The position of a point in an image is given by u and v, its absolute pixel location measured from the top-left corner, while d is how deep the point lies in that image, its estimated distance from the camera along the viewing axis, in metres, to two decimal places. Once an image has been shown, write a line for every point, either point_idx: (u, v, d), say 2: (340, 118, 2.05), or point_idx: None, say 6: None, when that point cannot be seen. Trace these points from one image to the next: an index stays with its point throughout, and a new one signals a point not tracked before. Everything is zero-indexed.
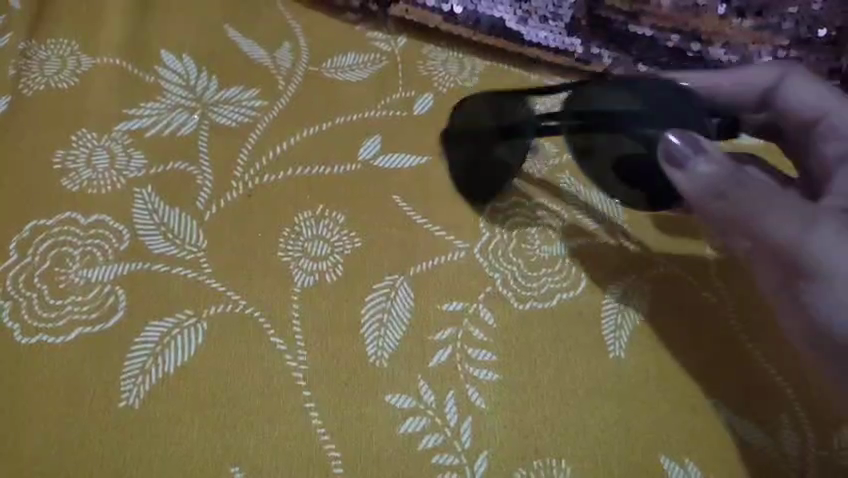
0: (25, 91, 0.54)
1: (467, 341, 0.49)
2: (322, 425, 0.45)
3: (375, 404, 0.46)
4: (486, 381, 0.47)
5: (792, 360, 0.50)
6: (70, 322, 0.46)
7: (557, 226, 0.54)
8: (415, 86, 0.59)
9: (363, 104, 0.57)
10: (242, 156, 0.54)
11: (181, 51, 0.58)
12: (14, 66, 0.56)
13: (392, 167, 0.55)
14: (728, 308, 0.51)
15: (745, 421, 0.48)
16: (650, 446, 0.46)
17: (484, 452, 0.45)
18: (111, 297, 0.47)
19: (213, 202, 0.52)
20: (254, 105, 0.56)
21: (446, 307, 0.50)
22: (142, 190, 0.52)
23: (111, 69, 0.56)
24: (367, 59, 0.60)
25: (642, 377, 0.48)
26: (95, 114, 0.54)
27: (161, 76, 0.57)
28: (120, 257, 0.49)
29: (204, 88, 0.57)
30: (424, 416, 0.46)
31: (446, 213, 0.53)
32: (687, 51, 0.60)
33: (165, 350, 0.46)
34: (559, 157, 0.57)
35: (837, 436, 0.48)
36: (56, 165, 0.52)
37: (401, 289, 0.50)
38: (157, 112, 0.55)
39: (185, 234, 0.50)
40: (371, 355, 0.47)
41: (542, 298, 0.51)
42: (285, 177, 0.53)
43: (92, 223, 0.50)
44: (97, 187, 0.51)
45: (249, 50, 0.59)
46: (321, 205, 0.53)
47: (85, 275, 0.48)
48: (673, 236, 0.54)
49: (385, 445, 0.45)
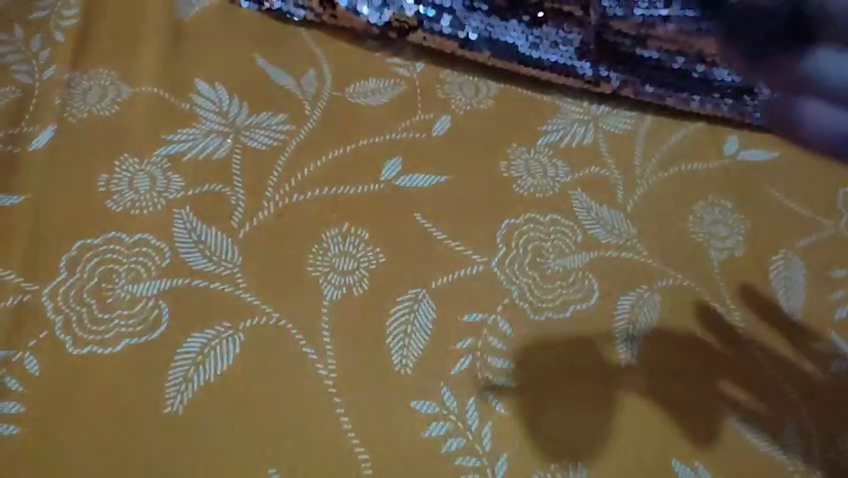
0: (70, 120, 0.58)
1: (486, 350, 0.52)
2: (352, 429, 0.48)
3: (401, 409, 0.49)
4: (506, 387, 0.50)
5: (797, 365, 0.53)
6: (118, 333, 0.50)
7: (570, 241, 0.57)
8: (433, 109, 0.63)
9: (385, 127, 0.61)
10: (273, 178, 0.57)
11: (214, 80, 0.62)
12: (60, 96, 0.60)
13: (413, 187, 0.58)
14: (736, 317, 0.55)
15: (751, 423, 0.51)
16: (662, 449, 0.49)
17: (504, 454, 0.48)
18: (156, 310, 0.51)
19: (246, 221, 0.55)
20: (282, 129, 0.60)
21: (466, 319, 0.53)
22: (181, 211, 0.55)
23: (149, 97, 0.60)
24: (387, 85, 0.63)
25: (652, 384, 0.52)
26: (136, 140, 0.58)
27: (196, 103, 0.60)
28: (162, 274, 0.52)
29: (236, 114, 0.60)
30: (447, 421, 0.49)
31: (464, 230, 0.57)
32: (693, 72, 0.63)
33: (207, 360, 0.49)
34: (569, 175, 0.60)
35: (840, 440, 0.51)
36: (101, 188, 0.55)
37: (423, 301, 0.53)
38: (192, 138, 0.59)
39: (221, 252, 0.54)
40: (396, 363, 0.50)
41: (556, 308, 0.54)
42: (313, 196, 0.57)
43: (135, 242, 0.53)
44: (140, 207, 0.55)
45: (277, 78, 0.62)
46: (347, 223, 0.56)
47: (130, 290, 0.51)
48: (681, 248, 0.58)
49: (411, 447, 0.48)
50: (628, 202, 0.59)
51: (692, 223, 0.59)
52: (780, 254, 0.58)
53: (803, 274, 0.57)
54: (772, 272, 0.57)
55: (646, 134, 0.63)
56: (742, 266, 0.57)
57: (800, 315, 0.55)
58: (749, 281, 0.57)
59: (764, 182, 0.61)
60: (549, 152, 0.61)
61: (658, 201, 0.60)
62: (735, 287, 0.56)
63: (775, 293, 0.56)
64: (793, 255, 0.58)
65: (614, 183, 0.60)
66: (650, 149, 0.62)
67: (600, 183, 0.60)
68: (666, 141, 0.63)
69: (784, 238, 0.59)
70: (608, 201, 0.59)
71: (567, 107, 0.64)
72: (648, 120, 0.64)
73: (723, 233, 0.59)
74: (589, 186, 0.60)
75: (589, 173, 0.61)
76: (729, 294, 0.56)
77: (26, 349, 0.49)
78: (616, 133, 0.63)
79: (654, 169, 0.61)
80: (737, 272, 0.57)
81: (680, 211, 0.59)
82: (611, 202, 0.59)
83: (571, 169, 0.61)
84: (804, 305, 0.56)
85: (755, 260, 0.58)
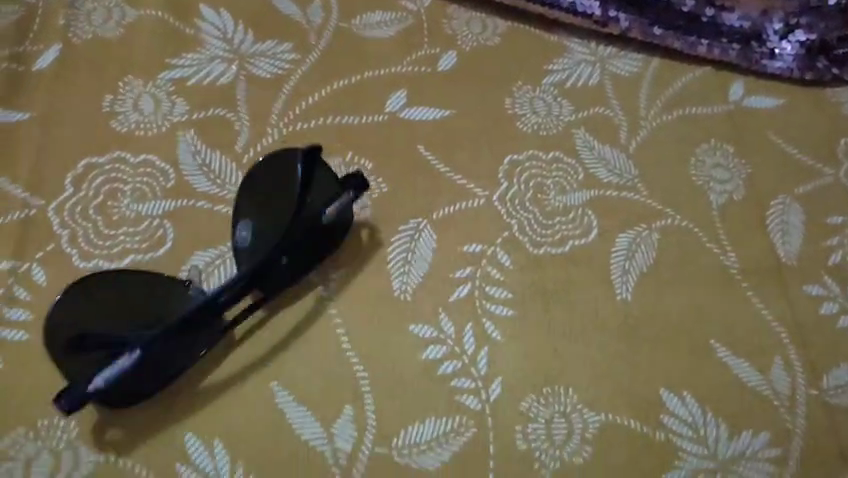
0: (74, 40, 0.58)
1: (484, 280, 0.53)
2: (351, 348, 0.49)
3: (400, 333, 0.50)
4: (502, 316, 0.52)
5: (789, 306, 0.54)
6: (124, 249, 0.51)
7: (571, 178, 0.58)
8: (440, 44, 0.62)
9: (390, 60, 0.61)
10: (277, 105, 0.57)
11: (219, 6, 0.61)
12: (64, 16, 0.59)
13: (418, 119, 0.59)
14: (731, 258, 0.56)
15: (740, 358, 0.52)
16: (651, 379, 0.51)
17: (498, 378, 0.50)
18: (160, 230, 0.51)
19: (251, 146, 0.55)
20: (287, 58, 0.60)
21: (466, 249, 0.54)
22: (186, 135, 0.55)
23: (154, 21, 0.60)
24: (394, 17, 0.63)
25: (645, 319, 0.53)
26: (141, 63, 0.58)
27: (201, 29, 0.60)
28: (167, 195, 0.53)
29: (241, 41, 0.60)
30: (444, 345, 0.50)
31: (466, 164, 0.57)
32: (702, 16, 0.63)
33: (211, 279, 0.51)
34: (573, 114, 0.60)
35: (827, 378, 0.52)
36: (106, 109, 0.55)
37: (424, 231, 0.54)
38: (197, 63, 0.58)
39: (225, 176, 0.54)
40: (396, 288, 0.52)
41: (555, 243, 0.55)
42: (317, 125, 0.57)
43: (140, 162, 0.54)
44: (146, 129, 0.55)
45: (283, 7, 0.62)
46: (350, 152, 0.57)
47: (135, 209, 0.52)
48: (681, 190, 0.58)
49: (409, 369, 0.49)
50: (631, 143, 0.60)
51: (693, 166, 0.59)
52: (778, 199, 0.58)
53: (800, 219, 0.58)
54: (769, 216, 0.58)
55: (652, 77, 0.63)
56: (740, 209, 0.58)
57: (795, 259, 0.56)
58: (745, 225, 0.57)
59: (767, 128, 0.61)
60: (553, 91, 0.61)
61: (660, 143, 0.60)
62: (732, 229, 0.57)
63: (771, 237, 0.57)
64: (792, 201, 0.58)
65: (619, 124, 0.60)
66: (655, 91, 0.62)
67: (603, 123, 0.60)
68: (673, 84, 0.63)
69: (783, 184, 0.59)
70: (611, 141, 0.60)
71: (574, 48, 0.64)
72: (654, 64, 0.64)
73: (723, 177, 0.59)
74: (593, 126, 0.60)
75: (593, 112, 0.61)
76: (725, 235, 0.57)
77: (34, 261, 0.50)
78: (622, 74, 0.63)
79: (658, 111, 0.61)
80: (734, 215, 0.57)
81: (682, 153, 0.60)
82: (613, 142, 0.60)
83: (575, 109, 0.61)
84: (799, 249, 0.57)
85: (753, 204, 0.58)
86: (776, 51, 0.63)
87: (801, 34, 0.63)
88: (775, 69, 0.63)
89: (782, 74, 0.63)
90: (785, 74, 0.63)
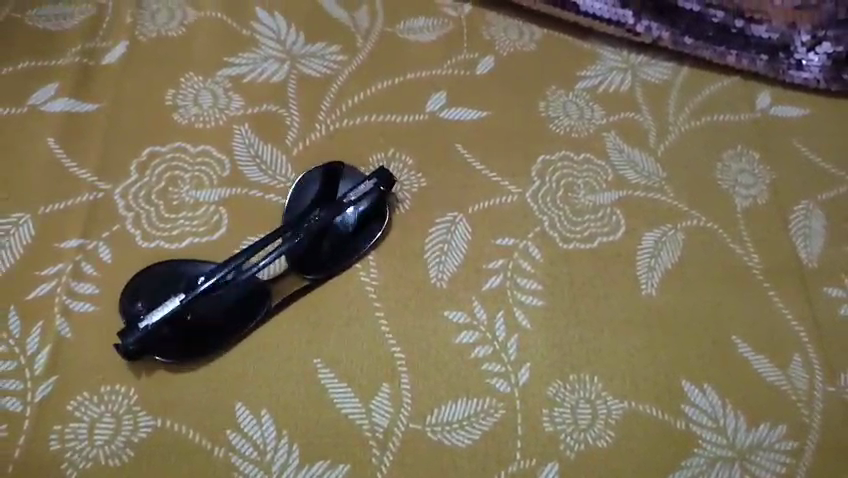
0: (140, 38, 0.63)
1: (515, 272, 0.56)
2: (389, 331, 0.53)
3: (435, 318, 0.53)
4: (532, 306, 0.55)
5: (808, 307, 0.56)
6: (183, 232, 0.55)
7: (601, 178, 0.60)
8: (478, 49, 0.66)
9: (432, 63, 0.64)
10: (325, 103, 0.61)
11: (273, 9, 0.65)
12: (131, 15, 0.64)
13: (456, 119, 0.62)
14: (753, 259, 0.58)
15: (759, 354, 0.55)
16: (673, 370, 0.53)
17: (526, 364, 0.53)
18: (216, 215, 0.55)
19: (300, 140, 0.59)
20: (335, 59, 0.63)
21: (499, 242, 0.57)
22: (241, 128, 0.59)
23: (213, 22, 0.64)
24: (436, 23, 0.66)
25: (668, 313, 0.55)
26: (200, 61, 0.62)
27: (256, 31, 0.64)
28: (222, 183, 0.57)
29: (292, 42, 0.64)
30: (476, 331, 0.53)
31: (501, 162, 0.60)
32: (732, 27, 0.65)
33: None
34: (604, 118, 0.63)
35: (844, 376, 0.54)
36: (168, 102, 0.60)
37: (459, 225, 0.57)
38: (252, 62, 0.62)
39: (276, 167, 0.58)
40: (432, 276, 0.55)
41: (584, 239, 0.58)
42: (361, 122, 0.61)
43: (199, 152, 0.58)
44: (204, 121, 0.59)
45: (332, 11, 0.66)
46: (392, 148, 0.60)
47: (193, 195, 0.56)
48: (707, 193, 0.61)
49: (442, 351, 0.52)
50: (659, 146, 0.62)
51: (719, 171, 0.62)
52: (801, 205, 0.61)
53: (822, 224, 0.60)
54: (792, 221, 0.60)
55: (682, 84, 0.66)
56: (763, 213, 0.60)
57: (816, 262, 0.58)
58: (769, 228, 0.59)
59: (792, 136, 0.64)
60: (586, 96, 0.64)
61: (688, 147, 0.63)
62: (755, 232, 0.59)
63: (793, 240, 0.59)
64: (814, 207, 0.61)
65: (648, 128, 0.63)
66: (684, 98, 0.65)
67: (633, 127, 0.63)
68: (701, 91, 0.65)
69: (807, 190, 0.61)
70: (640, 145, 0.62)
71: (607, 56, 0.67)
72: (684, 72, 0.66)
73: (748, 182, 0.61)
74: (623, 130, 0.63)
75: (624, 117, 0.64)
76: (749, 238, 0.59)
77: (100, 239, 0.54)
78: (653, 82, 0.66)
79: (687, 117, 0.64)
80: (758, 219, 0.60)
81: (708, 158, 0.62)
82: (642, 146, 0.62)
83: (606, 113, 0.64)
84: (821, 253, 0.59)
85: (776, 208, 0.60)
86: (804, 62, 0.65)
87: (828, 46, 0.64)
88: (800, 80, 0.65)
89: (809, 85, 0.65)
90: (812, 85, 0.65)
